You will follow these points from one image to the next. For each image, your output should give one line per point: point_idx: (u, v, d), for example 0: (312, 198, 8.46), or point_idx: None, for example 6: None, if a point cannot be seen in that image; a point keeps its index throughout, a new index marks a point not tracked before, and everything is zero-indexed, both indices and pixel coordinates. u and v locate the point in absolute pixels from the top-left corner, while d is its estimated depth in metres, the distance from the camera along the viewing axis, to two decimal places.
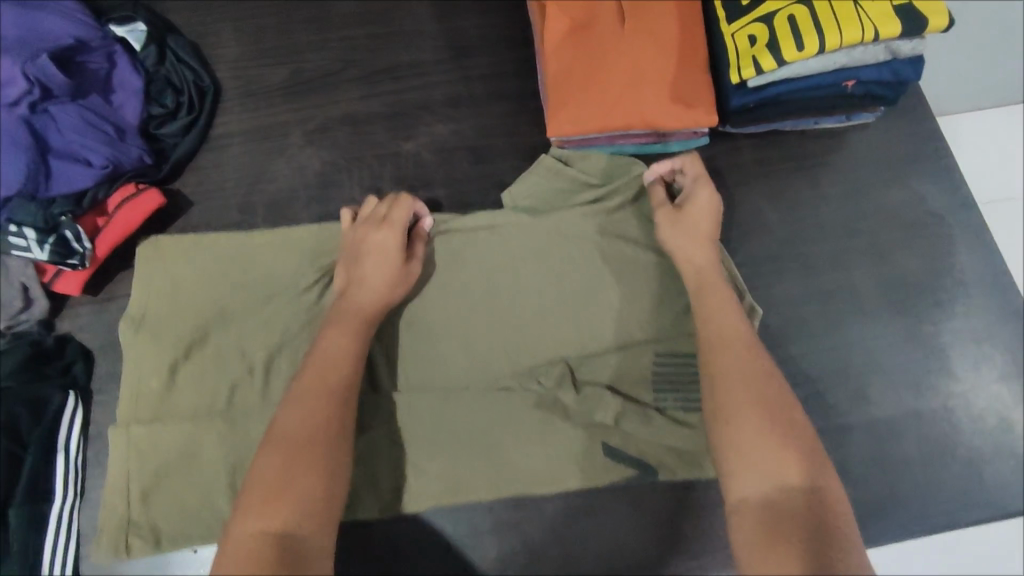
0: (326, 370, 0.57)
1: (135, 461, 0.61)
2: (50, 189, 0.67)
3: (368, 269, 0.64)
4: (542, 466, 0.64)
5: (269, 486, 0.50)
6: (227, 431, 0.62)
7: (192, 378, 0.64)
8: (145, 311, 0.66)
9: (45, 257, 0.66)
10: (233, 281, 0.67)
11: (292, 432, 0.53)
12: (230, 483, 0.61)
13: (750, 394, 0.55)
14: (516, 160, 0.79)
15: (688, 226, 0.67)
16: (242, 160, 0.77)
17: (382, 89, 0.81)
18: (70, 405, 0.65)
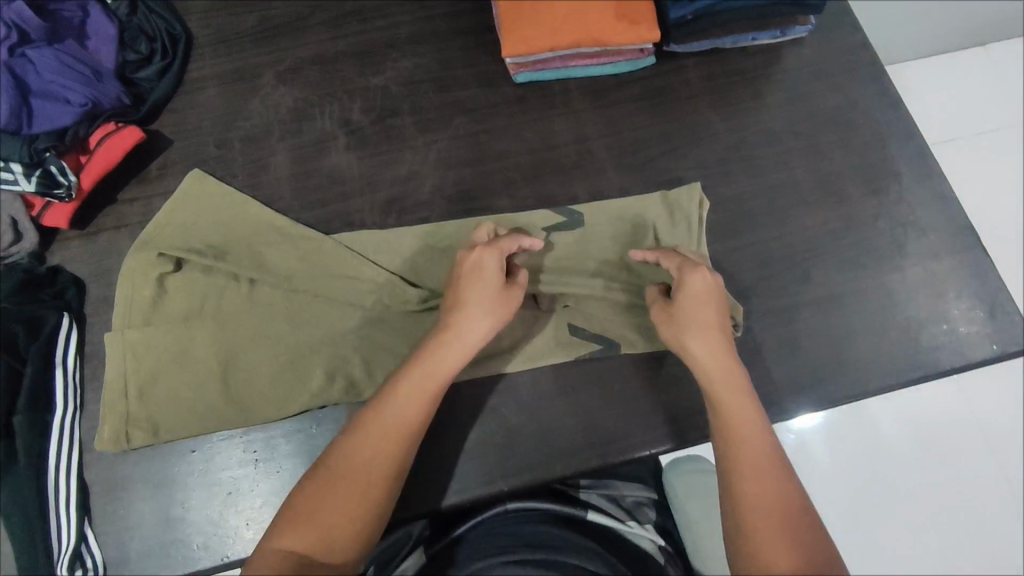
0: (403, 413, 0.59)
1: (131, 363, 0.67)
2: (32, 126, 0.71)
3: (468, 304, 0.64)
4: (517, 344, 0.71)
5: (309, 510, 0.56)
6: (217, 331, 0.69)
7: (186, 290, 0.71)
8: (155, 234, 0.73)
9: (32, 188, 0.70)
10: (243, 224, 0.74)
11: (350, 467, 0.57)
12: (221, 377, 0.68)
13: (749, 438, 0.60)
14: (478, 87, 0.84)
15: (691, 315, 0.65)
16: (217, 101, 0.81)
17: (348, 31, 0.86)
18: (65, 325, 0.68)
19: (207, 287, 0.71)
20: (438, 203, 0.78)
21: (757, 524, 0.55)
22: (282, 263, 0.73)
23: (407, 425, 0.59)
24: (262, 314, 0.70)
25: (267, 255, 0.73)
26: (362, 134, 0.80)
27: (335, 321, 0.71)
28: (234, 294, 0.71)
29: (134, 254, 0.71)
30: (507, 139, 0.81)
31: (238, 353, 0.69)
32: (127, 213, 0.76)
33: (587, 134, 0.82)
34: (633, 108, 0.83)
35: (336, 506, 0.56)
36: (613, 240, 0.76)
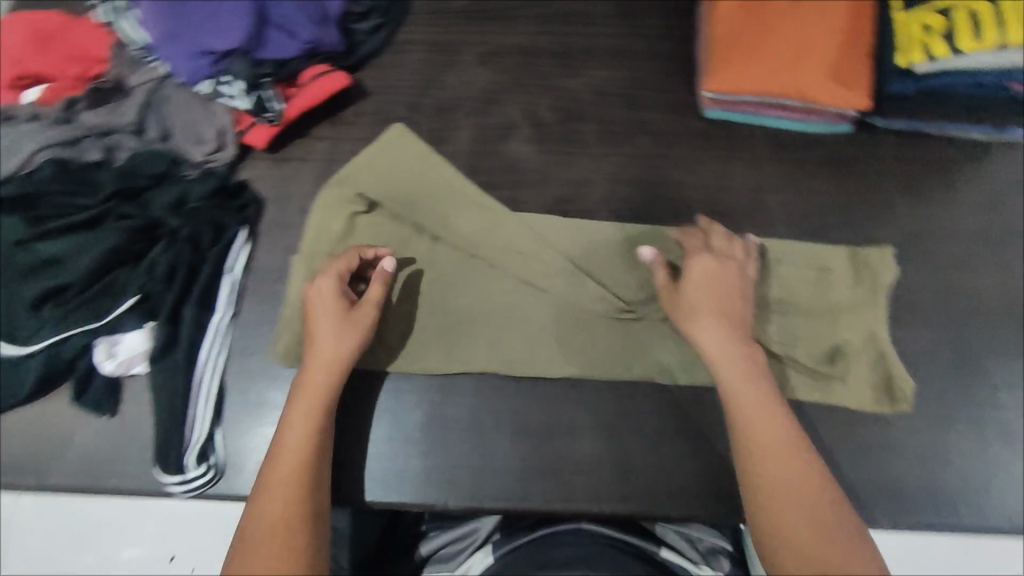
0: (289, 453, 0.59)
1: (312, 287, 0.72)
2: (260, 52, 0.76)
3: (316, 334, 0.64)
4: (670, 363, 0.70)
5: (250, 557, 0.53)
6: (391, 276, 0.72)
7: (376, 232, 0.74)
8: (350, 174, 0.77)
9: (246, 106, 0.76)
10: (430, 182, 0.76)
11: (271, 519, 0.55)
12: (384, 319, 0.71)
13: (766, 425, 0.59)
14: (666, 112, 0.84)
15: (693, 300, 0.65)
16: (419, 66, 0.85)
17: (553, 28, 0.88)
18: (242, 238, 0.73)
19: (392, 235, 0.74)
20: (602, 215, 0.78)
21: (784, 518, 0.54)
22: (466, 224, 0.75)
23: (312, 449, 0.59)
24: (436, 271, 0.73)
25: (451, 215, 0.75)
26: (545, 130, 0.82)
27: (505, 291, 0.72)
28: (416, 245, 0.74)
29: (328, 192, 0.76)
30: (683, 170, 0.81)
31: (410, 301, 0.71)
32: (315, 149, 0.80)
33: (764, 185, 0.80)
34: (819, 170, 0.81)
35: (278, 549, 0.53)
36: (792, 280, 0.74)
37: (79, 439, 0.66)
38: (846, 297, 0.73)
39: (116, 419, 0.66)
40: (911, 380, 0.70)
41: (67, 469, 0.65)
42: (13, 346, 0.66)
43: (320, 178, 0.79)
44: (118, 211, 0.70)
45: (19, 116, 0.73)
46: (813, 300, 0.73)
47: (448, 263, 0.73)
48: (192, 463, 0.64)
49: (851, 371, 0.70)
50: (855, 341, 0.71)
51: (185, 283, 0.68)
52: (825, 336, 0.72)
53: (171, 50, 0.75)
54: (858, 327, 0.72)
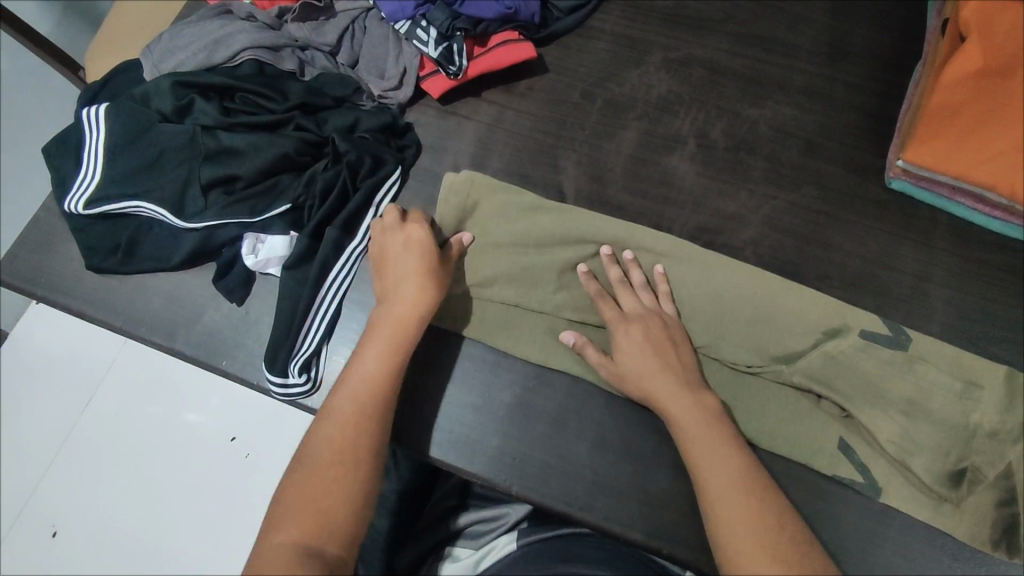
0: (355, 382, 0.60)
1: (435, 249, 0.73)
2: (461, 7, 0.79)
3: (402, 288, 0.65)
4: (773, 430, 0.66)
5: (298, 482, 0.55)
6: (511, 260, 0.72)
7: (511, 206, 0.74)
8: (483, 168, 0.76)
9: (433, 55, 0.77)
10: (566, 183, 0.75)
11: (324, 439, 0.57)
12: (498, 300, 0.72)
13: (724, 469, 0.56)
14: (844, 170, 0.78)
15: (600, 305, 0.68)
16: (602, 56, 0.84)
17: (749, 52, 0.84)
18: (395, 176, 0.75)
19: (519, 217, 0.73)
20: (745, 256, 0.74)
21: (735, 531, 0.53)
22: (602, 226, 0.72)
23: (370, 390, 0.60)
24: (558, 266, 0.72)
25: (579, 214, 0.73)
26: (711, 154, 0.78)
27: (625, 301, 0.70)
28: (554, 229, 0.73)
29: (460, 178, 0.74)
30: (845, 235, 0.75)
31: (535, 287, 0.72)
32: (483, 111, 0.81)
33: (932, 275, 0.73)
34: (1001, 276, 0.73)
35: (327, 489, 0.54)
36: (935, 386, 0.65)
37: (207, 317, 0.72)
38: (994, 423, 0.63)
39: (243, 310, 0.72)
40: None
41: (190, 340, 0.71)
42: (178, 218, 0.71)
43: (480, 141, 0.80)
44: (298, 123, 0.73)
45: (238, 14, 0.80)
46: (946, 411, 0.64)
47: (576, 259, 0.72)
48: (295, 371, 0.68)
49: (965, 501, 0.63)
50: (988, 476, 0.63)
51: (335, 205, 0.72)
52: (948, 454, 0.64)
53: None
54: (996, 458, 0.63)
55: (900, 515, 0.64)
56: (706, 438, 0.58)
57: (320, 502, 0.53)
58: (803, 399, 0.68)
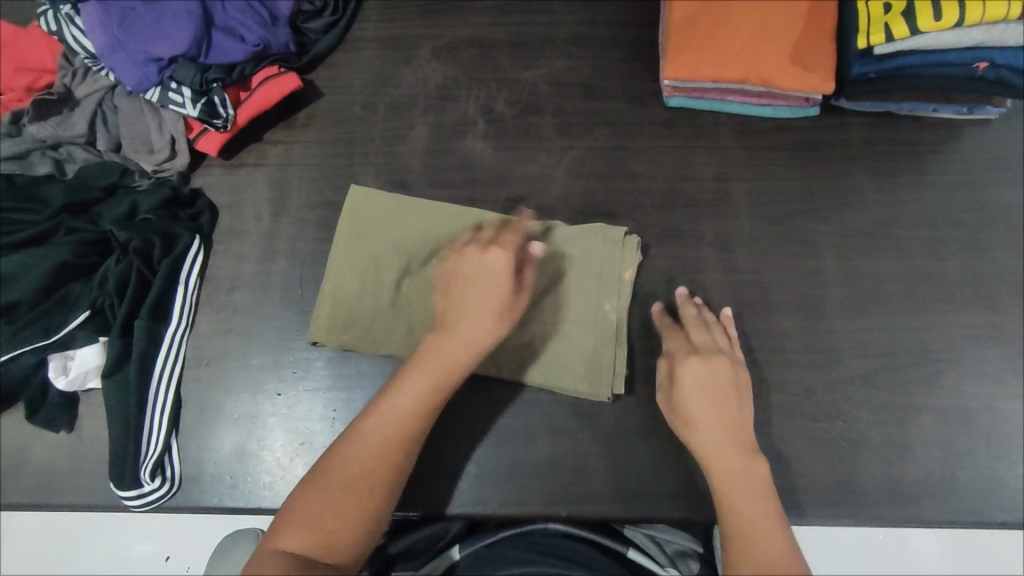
0: (392, 420, 0.58)
1: (338, 309, 0.69)
2: (208, 57, 0.75)
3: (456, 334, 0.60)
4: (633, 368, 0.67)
5: (301, 508, 0.54)
6: (402, 289, 0.69)
7: (359, 222, 0.71)
8: (354, 219, 0.71)
9: (195, 114, 0.74)
10: (408, 213, 0.72)
11: (357, 465, 0.56)
12: (406, 332, 0.69)
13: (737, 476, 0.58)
14: (626, 102, 0.81)
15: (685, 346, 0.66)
16: (372, 64, 0.83)
17: (510, 19, 0.85)
18: (195, 248, 0.72)
19: (394, 252, 0.70)
20: (559, 212, 0.77)
21: (759, 541, 0.55)
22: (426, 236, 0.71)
23: (410, 423, 0.58)
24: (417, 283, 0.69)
25: (413, 232, 0.71)
26: (502, 126, 0.80)
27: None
28: (403, 231, 0.71)
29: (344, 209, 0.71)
30: (644, 161, 0.78)
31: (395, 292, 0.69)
32: (268, 154, 0.79)
33: (729, 173, 0.77)
34: (786, 155, 0.78)
35: (339, 492, 0.55)
36: (730, 281, 0.73)
37: (35, 456, 0.67)
38: (791, 293, 0.72)
39: (74, 435, 0.67)
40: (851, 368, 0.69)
41: (23, 487, 0.66)
42: None
43: (274, 184, 0.78)
44: (69, 225, 0.69)
45: None
46: (754, 298, 0.72)
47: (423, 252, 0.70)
48: (146, 477, 0.64)
49: (799, 370, 0.69)
50: (798, 346, 0.70)
51: (136, 297, 0.68)
52: (765, 332, 0.71)
53: (118, 58, 0.73)
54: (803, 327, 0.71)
55: (760, 399, 0.69)
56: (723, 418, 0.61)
57: (325, 519, 0.54)
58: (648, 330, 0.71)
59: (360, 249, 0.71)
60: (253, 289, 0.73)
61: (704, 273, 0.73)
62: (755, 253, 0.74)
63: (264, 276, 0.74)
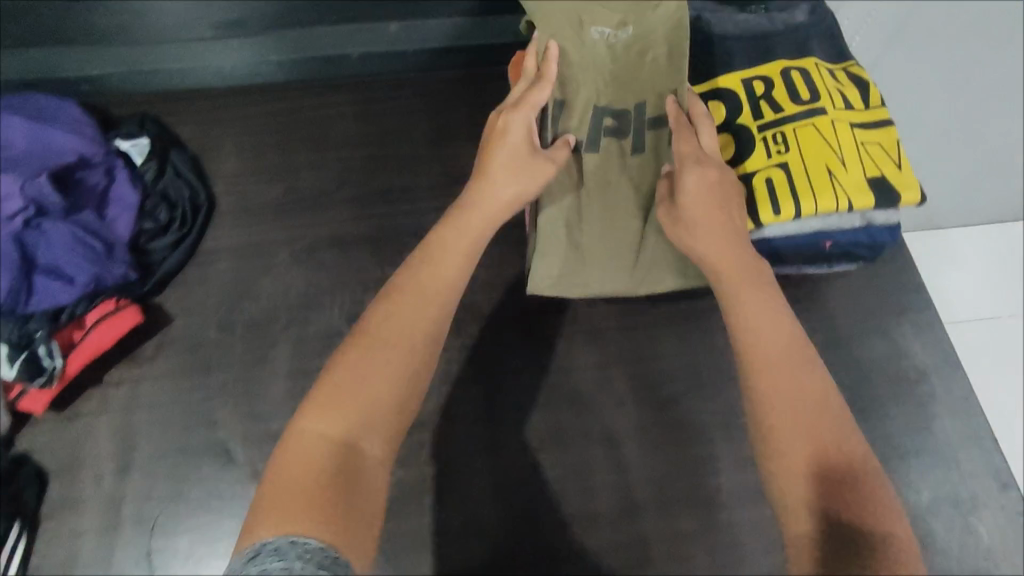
0: (431, 284, 0.54)
1: (561, 23, 0.67)
2: (29, 304, 0.68)
3: (494, 171, 0.61)
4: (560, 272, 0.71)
5: (350, 381, 0.48)
6: (588, 41, 0.68)
7: (638, 26, 0.67)
8: (638, 19, 0.67)
9: (12, 375, 0.66)
10: (662, 43, 0.68)
11: (403, 316, 0.52)
12: (568, 43, 0.68)
13: (795, 400, 0.48)
14: (497, 289, 0.78)
15: (698, 223, 0.59)
16: (227, 276, 0.78)
17: (373, 211, 0.83)
18: (12, 537, 0.64)
19: (630, 40, 0.68)
20: (436, 425, 0.72)
21: (791, 485, 0.46)
22: (626, 43, 0.68)
23: (449, 290, 0.55)
24: (593, 44, 0.68)
25: (642, 24, 0.67)
26: None
27: (599, 51, 0.69)
28: (642, 27, 0.67)
29: (637, 102, 0.70)
30: (522, 355, 0.75)
31: (580, 36, 0.68)
32: (111, 398, 0.71)
33: (608, 359, 0.75)
34: (662, 331, 0.76)
35: (376, 381, 0.49)
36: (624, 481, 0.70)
37: None
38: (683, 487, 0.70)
39: None
40: None
41: None
42: None
43: (116, 434, 0.69)
44: None
45: None
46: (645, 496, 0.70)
47: (625, 40, 0.68)
48: None
49: None
50: None
51: None
52: None
53: None
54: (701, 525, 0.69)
55: None
56: (807, 397, 0.48)
57: (361, 402, 0.47)
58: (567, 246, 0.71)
59: (621, 30, 0.68)
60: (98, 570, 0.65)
61: (596, 476, 0.70)
62: (644, 445, 0.71)
63: (109, 549, 0.65)
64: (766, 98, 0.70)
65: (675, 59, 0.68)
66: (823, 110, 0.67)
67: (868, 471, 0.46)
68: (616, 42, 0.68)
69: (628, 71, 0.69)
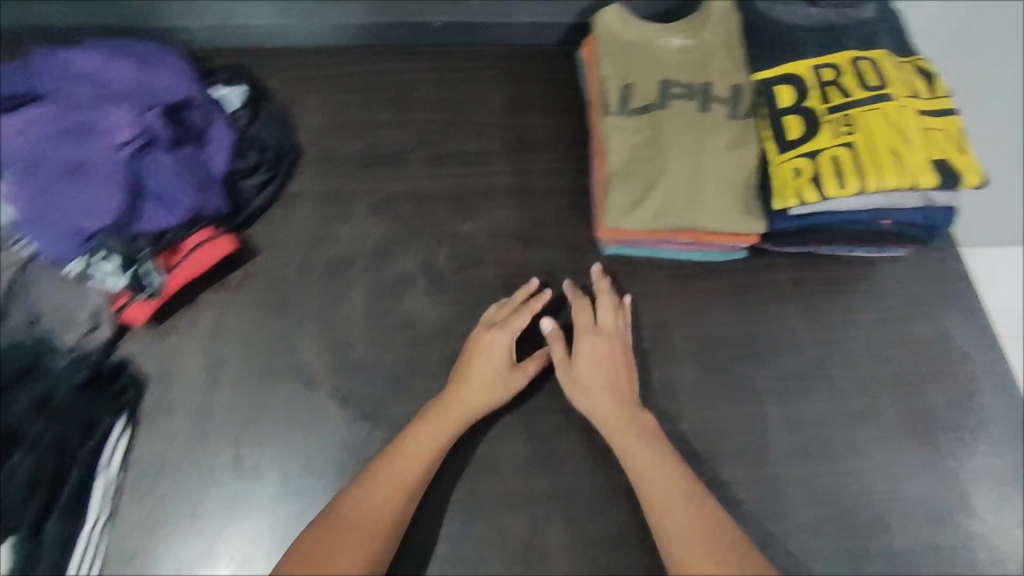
0: (392, 474, 0.64)
1: (627, 30, 0.83)
2: (136, 226, 0.72)
3: (475, 375, 0.70)
4: (637, 208, 0.75)
5: (320, 554, 0.58)
6: (654, 50, 0.82)
7: (697, 35, 0.83)
8: (695, 28, 0.83)
9: (123, 284, 0.72)
10: (720, 46, 0.82)
11: (364, 515, 0.61)
12: (634, 50, 0.82)
13: (698, 541, 0.61)
14: (563, 249, 0.83)
15: (584, 376, 0.71)
16: (310, 220, 0.82)
17: (449, 170, 0.88)
18: (118, 430, 0.69)
19: (691, 48, 0.82)
20: None
21: None
22: (690, 48, 0.82)
23: (424, 460, 0.65)
24: (657, 52, 0.82)
25: (700, 39, 0.82)
26: (442, 282, 0.79)
27: (664, 55, 0.82)
28: (700, 39, 0.82)
29: (703, 83, 0.80)
30: (584, 311, 0.80)
31: (648, 48, 0.83)
32: (201, 320, 0.76)
33: (665, 320, 0.80)
34: (717, 299, 0.81)
35: (353, 554, 0.59)
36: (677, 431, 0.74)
37: None
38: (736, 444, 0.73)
39: None
40: (802, 514, 0.70)
41: None
42: None
43: (206, 353, 0.74)
44: None
45: None
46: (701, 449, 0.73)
47: (685, 46, 0.82)
48: None
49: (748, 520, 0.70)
50: (749, 497, 0.71)
51: (50, 496, 0.63)
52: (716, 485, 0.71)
53: (38, 230, 0.70)
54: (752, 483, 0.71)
55: None
56: (695, 527, 0.62)
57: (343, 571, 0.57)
58: (648, 181, 0.76)
59: (680, 39, 0.83)
60: (187, 473, 0.69)
61: None
62: (700, 401, 0.75)
63: (198, 455, 0.70)
64: (834, 84, 0.74)
65: (729, 49, 0.82)
66: (889, 96, 0.72)
67: (748, 560, 0.60)
68: (678, 50, 0.82)
69: (693, 67, 0.81)
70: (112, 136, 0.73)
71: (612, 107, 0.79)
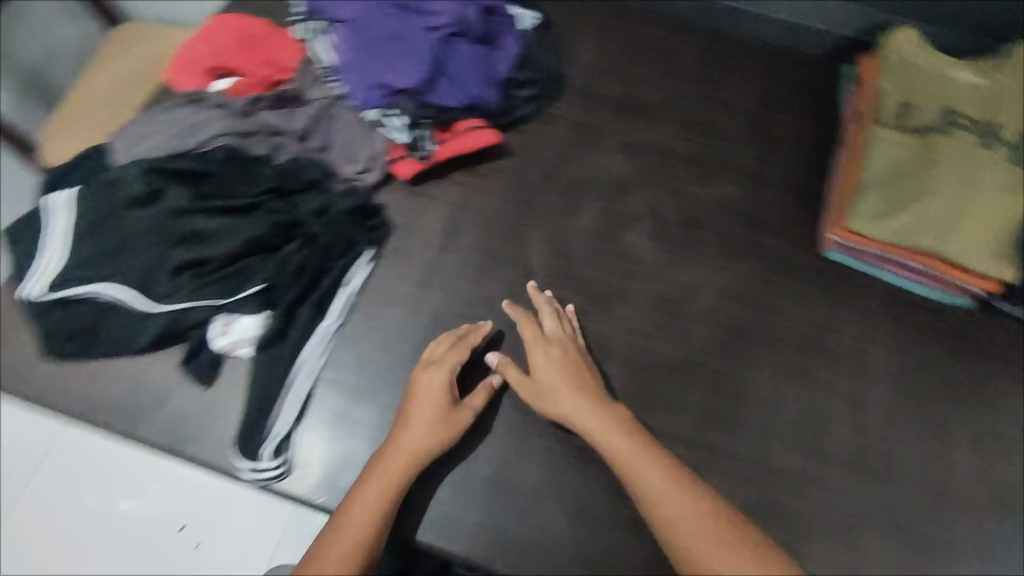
0: (348, 530, 0.59)
1: (922, 54, 0.83)
2: (428, 96, 0.82)
3: (420, 412, 0.67)
4: (884, 215, 0.76)
5: None
6: (947, 77, 0.81)
7: (999, 75, 0.80)
8: (997, 70, 0.80)
9: (403, 140, 0.83)
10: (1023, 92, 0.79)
11: (331, 559, 0.57)
12: (925, 72, 0.81)
13: (716, 547, 0.58)
14: (785, 240, 0.85)
15: (558, 399, 0.69)
16: (562, 140, 0.90)
17: (693, 137, 0.92)
18: (366, 256, 0.78)
19: (989, 84, 0.80)
20: (700, 325, 0.79)
21: None
22: (988, 85, 0.80)
23: (394, 483, 0.62)
24: (951, 79, 0.80)
25: (1001, 80, 0.80)
26: (666, 229, 0.85)
27: (957, 84, 0.80)
28: (1002, 79, 0.80)
29: (992, 122, 0.77)
30: (791, 301, 0.81)
31: (942, 73, 0.81)
32: (450, 192, 0.85)
33: (871, 336, 0.79)
34: (930, 334, 0.79)
35: None
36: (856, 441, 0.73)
37: (174, 401, 0.72)
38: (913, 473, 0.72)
39: (212, 395, 0.72)
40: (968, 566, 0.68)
41: (156, 427, 0.71)
42: (143, 301, 0.70)
43: (447, 220, 0.83)
44: (272, 207, 0.76)
45: (210, 100, 0.82)
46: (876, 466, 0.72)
47: (983, 81, 0.80)
48: (267, 454, 0.68)
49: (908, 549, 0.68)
50: (914, 529, 0.69)
51: (308, 286, 0.74)
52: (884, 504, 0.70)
53: (353, 76, 0.83)
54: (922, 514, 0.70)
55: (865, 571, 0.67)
56: (714, 523, 0.60)
57: None
58: (903, 195, 0.76)
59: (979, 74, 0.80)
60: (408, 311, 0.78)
61: (833, 428, 0.74)
62: (889, 424, 0.74)
63: (419, 299, 0.78)
64: None
65: None
66: None
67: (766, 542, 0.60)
68: (974, 84, 0.80)
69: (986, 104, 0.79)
70: (433, 19, 0.85)
71: (884, 118, 0.80)
